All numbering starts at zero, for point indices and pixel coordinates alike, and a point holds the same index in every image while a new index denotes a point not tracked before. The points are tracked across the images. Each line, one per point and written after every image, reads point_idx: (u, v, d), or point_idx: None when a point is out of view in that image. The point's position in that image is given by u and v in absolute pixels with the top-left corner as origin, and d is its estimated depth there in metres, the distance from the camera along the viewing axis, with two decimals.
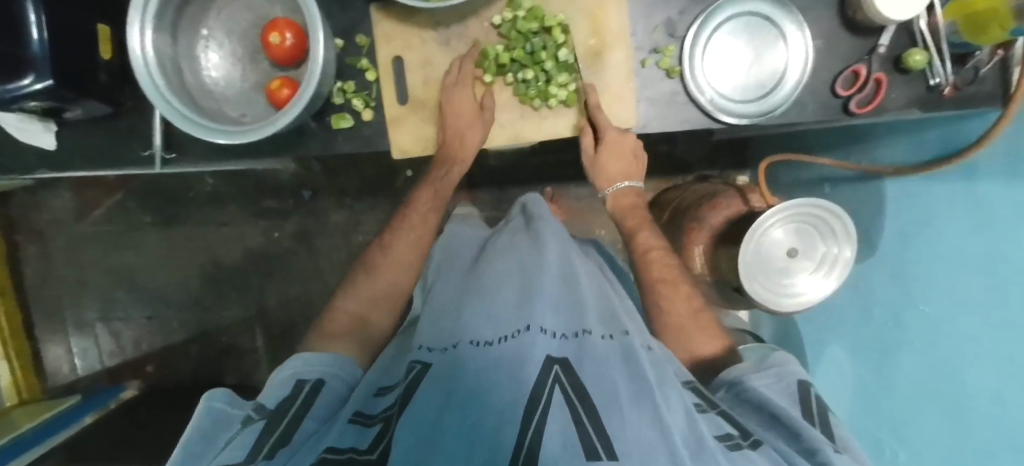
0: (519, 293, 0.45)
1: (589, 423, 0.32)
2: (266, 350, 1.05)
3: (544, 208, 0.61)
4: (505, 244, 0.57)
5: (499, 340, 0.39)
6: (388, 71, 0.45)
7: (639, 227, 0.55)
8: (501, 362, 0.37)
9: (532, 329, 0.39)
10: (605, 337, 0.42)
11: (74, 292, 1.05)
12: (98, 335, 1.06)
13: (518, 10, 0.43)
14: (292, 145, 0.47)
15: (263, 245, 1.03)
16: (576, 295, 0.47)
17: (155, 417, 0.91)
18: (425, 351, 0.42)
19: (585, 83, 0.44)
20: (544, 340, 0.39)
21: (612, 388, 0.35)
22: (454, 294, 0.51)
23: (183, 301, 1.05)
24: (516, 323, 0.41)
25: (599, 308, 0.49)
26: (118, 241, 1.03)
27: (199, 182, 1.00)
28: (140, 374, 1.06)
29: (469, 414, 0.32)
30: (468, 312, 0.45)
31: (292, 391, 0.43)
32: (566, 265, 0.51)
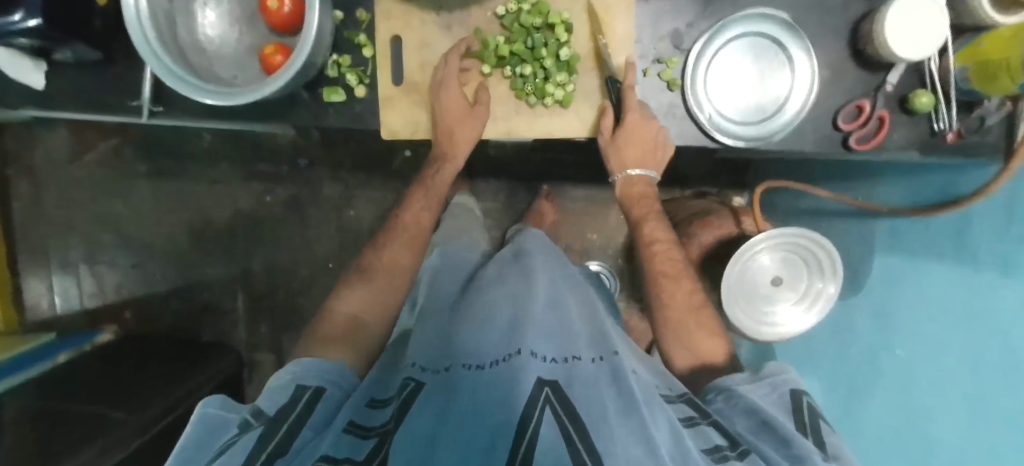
0: (510, 318, 0.47)
1: (581, 441, 0.32)
2: (246, 313, 1.05)
3: (533, 246, 0.66)
4: (496, 271, 0.59)
5: (490, 363, 0.40)
6: (386, 49, 0.44)
7: (647, 217, 0.52)
8: (495, 382, 0.37)
9: (524, 353, 0.40)
10: (594, 360, 0.44)
11: (61, 230, 1.05)
12: (80, 276, 1.06)
13: (523, 3, 0.42)
14: (280, 113, 0.46)
15: (254, 208, 1.02)
16: (565, 324, 0.49)
17: (128, 364, 0.92)
18: (418, 370, 0.44)
19: (630, 59, 0.42)
20: (535, 363, 0.39)
21: (602, 408, 0.36)
22: (445, 320, 0.52)
23: (168, 253, 1.05)
24: (508, 347, 0.42)
25: (589, 333, 0.50)
26: (110, 186, 1.03)
27: (196, 138, 0.99)
28: (118, 319, 1.06)
29: (464, 432, 0.32)
30: (462, 338, 0.46)
31: (292, 398, 0.40)
32: (552, 293, 0.53)
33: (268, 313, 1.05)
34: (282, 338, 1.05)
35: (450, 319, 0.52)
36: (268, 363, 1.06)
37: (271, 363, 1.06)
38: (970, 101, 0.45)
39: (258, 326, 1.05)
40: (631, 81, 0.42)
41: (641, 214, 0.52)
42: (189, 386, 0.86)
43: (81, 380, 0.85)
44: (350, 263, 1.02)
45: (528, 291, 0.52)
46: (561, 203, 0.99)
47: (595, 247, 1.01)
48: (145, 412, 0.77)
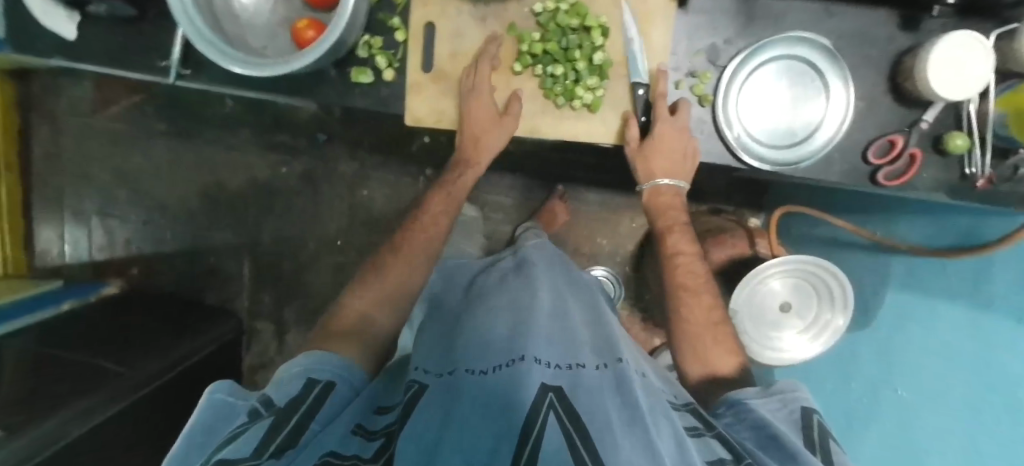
0: (512, 327, 0.48)
1: (584, 447, 0.31)
2: (251, 281, 1.06)
3: (536, 256, 0.68)
4: (501, 280, 0.62)
5: (494, 368, 0.41)
6: (418, 35, 0.44)
7: (673, 228, 0.53)
8: (498, 389, 0.38)
9: (527, 359, 0.41)
10: (598, 368, 0.43)
11: (77, 180, 1.06)
12: (91, 228, 1.07)
13: (562, 2, 0.42)
14: (306, 88, 0.46)
15: (268, 177, 1.03)
16: (570, 331, 0.49)
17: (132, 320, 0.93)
18: (422, 373, 0.46)
19: (659, 70, 0.42)
20: (538, 369, 0.40)
21: (605, 415, 0.35)
22: (447, 329, 0.55)
23: (180, 214, 1.06)
24: (511, 353, 0.43)
25: (595, 341, 0.51)
26: (129, 141, 1.04)
27: (219, 103, 1.00)
28: (125, 274, 1.07)
29: (465, 434, 0.33)
30: (466, 344, 0.48)
31: (302, 392, 0.40)
32: (556, 304, 0.55)
33: (272, 283, 1.06)
34: (285, 309, 1.06)
35: (454, 327, 0.55)
36: (268, 333, 1.07)
37: (271, 333, 1.07)
38: (1006, 149, 0.44)
39: (261, 295, 1.06)
40: (661, 89, 0.42)
41: (667, 224, 0.52)
42: (188, 349, 0.88)
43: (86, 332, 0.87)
44: (358, 242, 1.03)
45: (532, 301, 0.53)
46: (573, 205, 0.99)
47: (603, 253, 1.00)
48: (145, 372, 0.78)
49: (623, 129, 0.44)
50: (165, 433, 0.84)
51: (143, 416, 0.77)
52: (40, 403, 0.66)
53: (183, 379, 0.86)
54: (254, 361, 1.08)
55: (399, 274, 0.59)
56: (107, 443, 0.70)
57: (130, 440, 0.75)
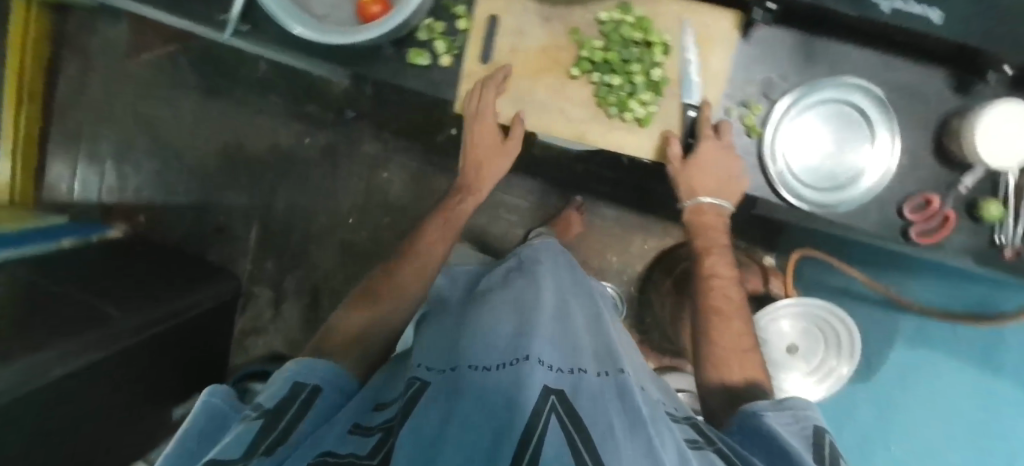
0: (517, 327, 0.48)
1: (586, 450, 0.31)
2: (256, 246, 1.05)
3: (543, 257, 0.68)
4: (506, 279, 0.62)
5: (497, 365, 0.41)
6: (481, 26, 0.44)
7: (709, 250, 0.54)
8: (501, 385, 0.38)
9: (530, 360, 0.41)
10: (600, 375, 0.44)
11: (98, 121, 1.05)
12: (105, 169, 1.06)
13: (628, 14, 0.42)
14: (361, 62, 0.46)
15: (290, 145, 1.02)
16: (571, 335, 0.50)
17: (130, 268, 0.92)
18: (423, 370, 0.46)
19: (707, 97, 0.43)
20: (541, 371, 0.40)
21: (605, 421, 0.35)
22: (452, 325, 0.55)
23: (196, 169, 1.05)
24: (515, 353, 0.42)
25: (596, 348, 0.51)
26: (157, 90, 1.03)
27: (253, 65, 1.00)
28: (131, 220, 1.06)
29: (468, 426, 0.32)
30: (468, 339, 0.48)
31: (290, 392, 0.40)
32: (561, 308, 0.54)
33: (276, 252, 1.05)
34: (285, 279, 1.06)
35: (457, 321, 0.54)
36: (265, 300, 1.06)
37: (267, 301, 1.06)
38: None
39: (264, 262, 1.06)
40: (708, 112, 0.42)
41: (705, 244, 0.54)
42: (183, 304, 0.87)
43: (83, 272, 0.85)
44: (370, 223, 1.03)
45: (536, 302, 0.53)
46: (588, 218, 0.99)
47: (612, 269, 1.00)
48: (137, 320, 0.77)
49: (664, 150, 0.44)
50: (147, 383, 0.83)
51: (129, 363, 0.76)
52: (29, 335, 0.65)
53: (174, 333, 0.84)
54: (247, 327, 1.07)
55: (392, 303, 0.59)
56: (90, 385, 0.69)
57: (111, 387, 0.74)
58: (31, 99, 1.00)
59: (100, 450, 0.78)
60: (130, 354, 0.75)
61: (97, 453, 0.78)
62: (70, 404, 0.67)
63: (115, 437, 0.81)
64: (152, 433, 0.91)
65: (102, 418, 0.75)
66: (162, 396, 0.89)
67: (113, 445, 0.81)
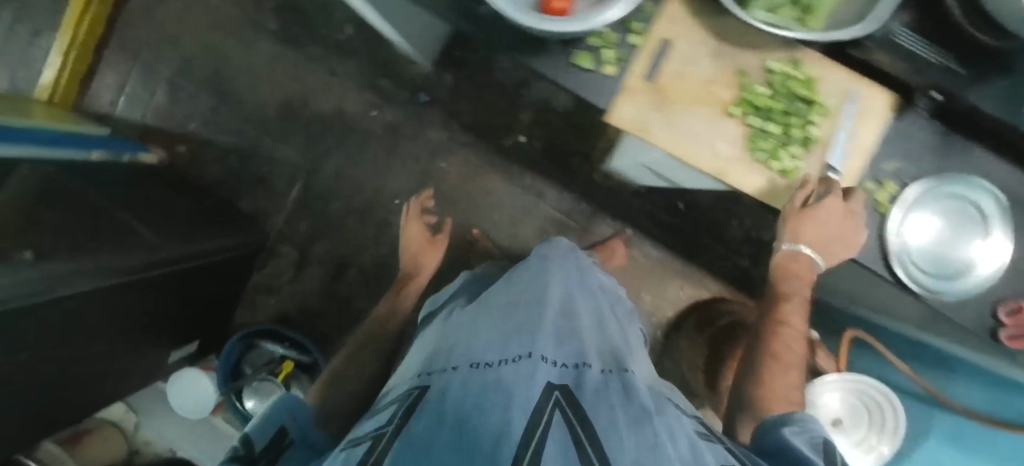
0: (519, 325, 0.47)
1: (590, 445, 0.30)
2: (292, 204, 1.02)
3: (553, 251, 0.68)
4: (513, 276, 0.61)
5: (499, 361, 0.40)
6: (654, 47, 0.44)
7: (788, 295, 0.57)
8: (504, 378, 0.37)
9: (533, 357, 0.40)
10: (605, 372, 0.43)
11: (163, 41, 1.02)
12: (156, 91, 1.02)
13: (798, 71, 0.43)
14: (522, 50, 0.46)
15: (354, 113, 1.01)
16: (573, 329, 0.49)
17: (152, 198, 0.87)
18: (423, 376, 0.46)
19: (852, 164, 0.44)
20: (544, 368, 0.39)
21: (610, 416, 0.34)
22: (459, 321, 0.54)
23: (251, 113, 1.02)
24: (518, 349, 0.41)
25: (601, 346, 0.50)
26: (233, 27, 1.01)
27: (339, 28, 0.99)
28: (170, 148, 1.02)
29: (467, 423, 0.31)
30: (469, 334, 0.47)
31: (273, 439, 0.44)
32: (566, 304, 0.54)
33: (311, 215, 1.02)
34: (313, 244, 1.02)
35: (460, 320, 0.54)
36: (288, 261, 1.02)
37: (289, 262, 1.02)
38: None
39: (295, 222, 1.02)
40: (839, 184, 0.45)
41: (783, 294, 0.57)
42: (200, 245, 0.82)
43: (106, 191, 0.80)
44: None
45: (540, 298, 0.53)
46: (632, 253, 1.00)
47: (642, 308, 1.01)
48: (150, 250, 0.71)
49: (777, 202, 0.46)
50: (148, 319, 0.78)
51: (137, 293, 0.71)
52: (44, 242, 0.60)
53: (186, 272, 0.80)
54: (260, 283, 1.03)
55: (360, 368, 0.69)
56: (95, 310, 0.64)
57: (114, 315, 0.69)
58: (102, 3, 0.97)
59: (85, 381, 0.72)
60: (139, 286, 0.70)
61: (81, 384, 0.72)
62: (72, 325, 0.62)
63: (103, 370, 0.75)
64: (140, 373, 0.85)
65: (98, 346, 0.70)
66: (158, 335, 0.83)
67: (98, 379, 0.75)
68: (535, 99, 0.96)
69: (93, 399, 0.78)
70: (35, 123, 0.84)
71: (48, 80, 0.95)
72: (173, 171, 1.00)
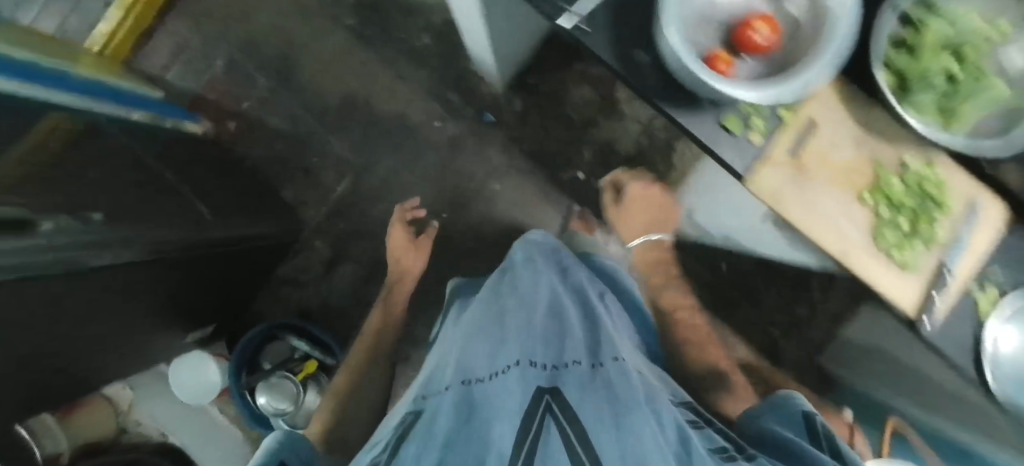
0: (509, 335, 0.54)
1: (581, 445, 0.38)
2: (334, 201, 0.99)
3: (540, 253, 0.74)
4: (506, 282, 0.68)
5: (489, 377, 0.48)
6: (800, 124, 0.46)
7: (661, 282, 0.90)
8: (495, 393, 0.45)
9: (521, 367, 0.48)
10: (592, 366, 0.49)
11: (232, 15, 0.99)
12: (214, 63, 0.99)
13: (931, 170, 0.45)
14: (669, 101, 0.47)
15: (416, 121, 1.00)
16: (561, 329, 0.55)
17: (194, 171, 0.83)
18: (421, 399, 0.55)
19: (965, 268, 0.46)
20: (533, 376, 0.46)
21: (597, 413, 0.42)
22: (460, 333, 0.62)
23: (309, 103, 0.99)
24: (507, 360, 0.49)
25: (592, 338, 0.56)
26: (307, 15, 0.99)
27: (416, 37, 0.99)
28: (218, 124, 0.99)
29: (463, 444, 0.40)
30: (467, 347, 0.55)
31: None
32: (554, 305, 0.60)
33: (350, 214, 0.99)
34: (347, 245, 0.98)
35: (463, 332, 0.62)
36: (319, 257, 0.98)
37: (319, 260, 0.98)
38: None
39: (332, 219, 0.99)
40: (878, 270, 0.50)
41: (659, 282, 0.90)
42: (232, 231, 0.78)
43: (150, 157, 0.76)
44: (460, 226, 1.00)
45: (529, 302, 0.60)
46: None
47: None
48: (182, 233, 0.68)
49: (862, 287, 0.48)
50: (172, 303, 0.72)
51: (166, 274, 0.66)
52: (77, 213, 0.55)
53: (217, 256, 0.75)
54: (284, 275, 0.98)
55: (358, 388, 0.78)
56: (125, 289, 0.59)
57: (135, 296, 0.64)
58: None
59: (90, 359, 0.66)
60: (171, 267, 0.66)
61: (87, 364, 0.66)
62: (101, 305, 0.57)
63: (112, 349, 0.69)
64: (144, 355, 0.79)
65: (116, 325, 0.65)
66: (170, 320, 0.77)
67: (104, 363, 0.69)
68: (600, 139, 0.96)
69: (93, 381, 0.71)
70: (88, 73, 0.80)
71: (104, 32, 0.91)
72: (218, 146, 0.97)
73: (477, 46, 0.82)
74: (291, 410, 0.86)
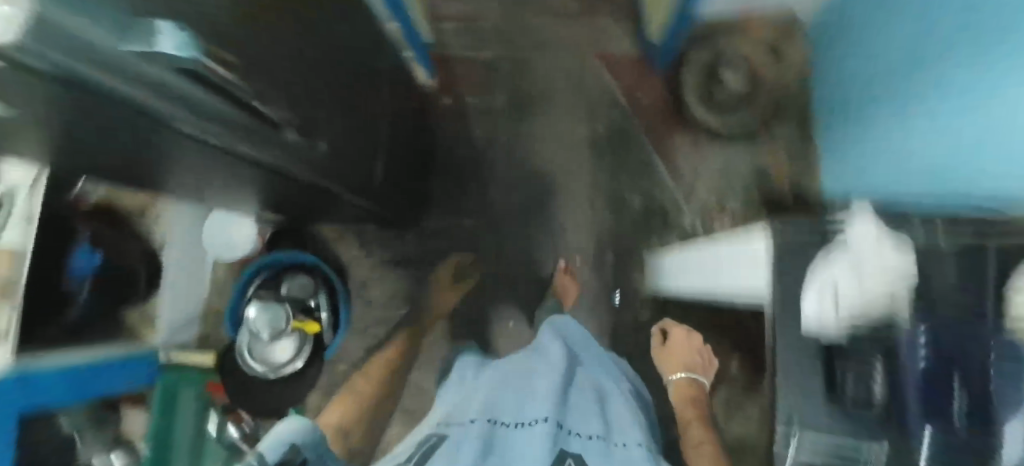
0: (536, 393, 0.59)
1: None
2: (454, 220, 0.96)
3: (569, 335, 0.78)
4: (534, 347, 0.73)
5: (513, 424, 0.55)
6: None
7: (692, 414, 0.76)
8: (519, 446, 0.52)
9: (547, 421, 0.53)
10: (620, 445, 0.55)
11: (526, 27, 0.95)
12: (479, 43, 0.96)
13: None
14: None
15: (564, 242, 0.95)
16: (582, 400, 0.61)
17: (394, 111, 0.79)
18: (443, 426, 0.59)
19: None
20: (559, 434, 0.52)
21: None
22: (489, 381, 0.66)
23: (510, 144, 0.96)
24: (536, 415, 0.54)
25: (612, 419, 0.60)
26: (577, 86, 0.95)
27: (630, 189, 0.94)
28: (437, 89, 0.96)
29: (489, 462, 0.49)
30: (489, 393, 0.61)
31: None
32: (575, 381, 0.65)
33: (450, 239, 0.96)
34: (425, 260, 0.96)
35: (488, 385, 0.65)
36: (391, 251, 0.95)
37: (386, 247, 0.95)
38: None
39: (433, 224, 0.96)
40: None
41: (687, 413, 0.76)
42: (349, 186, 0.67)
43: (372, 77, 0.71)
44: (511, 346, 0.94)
45: (556, 363, 0.65)
46: None
47: None
48: (311, 141, 0.52)
49: None
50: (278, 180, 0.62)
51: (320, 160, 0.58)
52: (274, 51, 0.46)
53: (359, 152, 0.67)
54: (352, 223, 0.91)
55: (369, 398, 0.82)
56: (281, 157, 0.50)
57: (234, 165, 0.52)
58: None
59: (166, 171, 0.57)
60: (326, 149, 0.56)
61: (159, 172, 0.57)
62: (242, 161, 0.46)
63: (186, 178, 0.61)
64: (214, 197, 0.74)
65: (205, 168, 0.55)
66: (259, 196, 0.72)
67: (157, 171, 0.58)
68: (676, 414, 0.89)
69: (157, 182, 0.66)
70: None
71: None
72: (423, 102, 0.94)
73: (678, 261, 0.78)
74: (263, 340, 0.78)
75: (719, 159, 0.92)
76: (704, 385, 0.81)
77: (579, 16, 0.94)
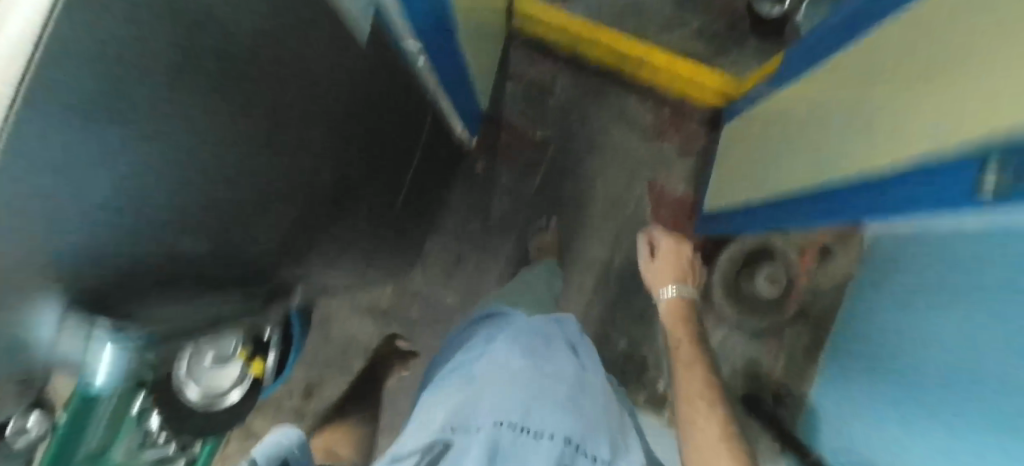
0: (541, 392, 0.46)
1: None
2: (439, 290, 0.88)
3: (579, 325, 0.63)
4: (537, 324, 0.59)
5: (519, 427, 0.42)
6: None
7: (680, 329, 0.64)
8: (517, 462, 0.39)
9: (551, 440, 0.41)
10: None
11: (588, 120, 0.86)
12: (533, 118, 0.87)
13: None
14: None
15: None
16: (595, 402, 0.48)
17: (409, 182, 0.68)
18: (450, 424, 0.42)
19: None
20: (562, 453, 0.41)
21: None
22: (492, 367, 0.50)
23: (525, 236, 0.87)
24: (541, 424, 0.43)
25: (625, 432, 0.48)
26: (617, 203, 0.86)
27: (625, 335, 0.86)
28: (474, 155, 0.87)
29: None
30: (481, 387, 0.47)
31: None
32: (586, 379, 0.51)
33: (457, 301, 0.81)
34: (395, 322, 0.88)
35: (492, 371, 0.49)
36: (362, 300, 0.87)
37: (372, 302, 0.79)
38: None
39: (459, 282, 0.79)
40: None
41: (676, 331, 0.64)
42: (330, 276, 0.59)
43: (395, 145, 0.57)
44: None
45: (566, 362, 0.52)
46: None
47: None
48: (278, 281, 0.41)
49: None
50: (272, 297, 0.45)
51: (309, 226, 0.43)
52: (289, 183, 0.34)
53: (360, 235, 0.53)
54: None
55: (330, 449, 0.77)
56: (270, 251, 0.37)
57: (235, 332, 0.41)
58: (617, 65, 0.84)
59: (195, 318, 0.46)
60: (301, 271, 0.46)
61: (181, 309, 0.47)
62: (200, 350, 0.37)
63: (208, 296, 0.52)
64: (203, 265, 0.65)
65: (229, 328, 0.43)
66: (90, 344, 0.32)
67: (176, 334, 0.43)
68: None
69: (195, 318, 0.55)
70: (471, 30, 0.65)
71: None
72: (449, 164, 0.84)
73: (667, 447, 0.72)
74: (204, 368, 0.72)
75: (732, 343, 0.84)
76: (692, 290, 0.69)
77: (648, 135, 0.85)
